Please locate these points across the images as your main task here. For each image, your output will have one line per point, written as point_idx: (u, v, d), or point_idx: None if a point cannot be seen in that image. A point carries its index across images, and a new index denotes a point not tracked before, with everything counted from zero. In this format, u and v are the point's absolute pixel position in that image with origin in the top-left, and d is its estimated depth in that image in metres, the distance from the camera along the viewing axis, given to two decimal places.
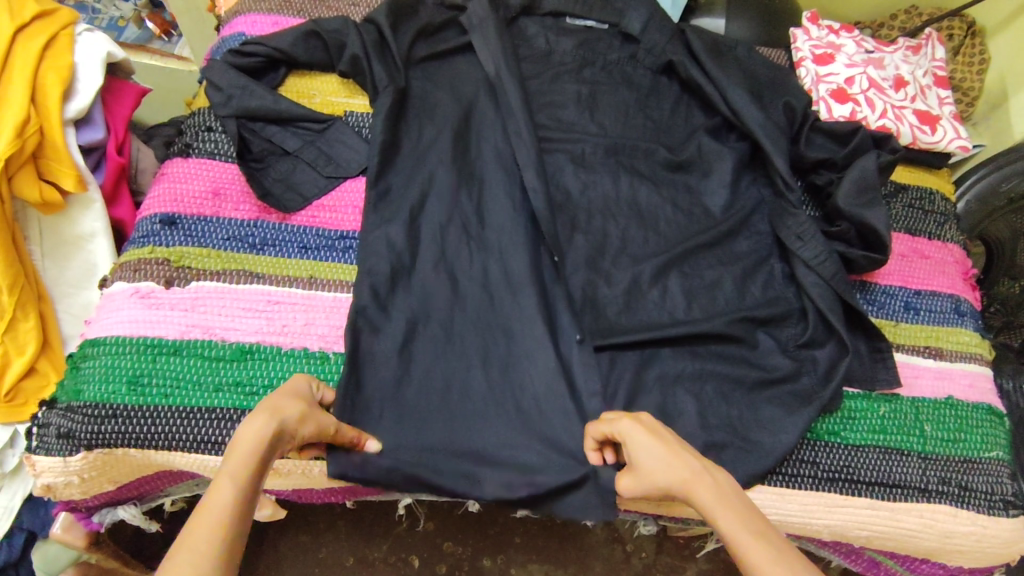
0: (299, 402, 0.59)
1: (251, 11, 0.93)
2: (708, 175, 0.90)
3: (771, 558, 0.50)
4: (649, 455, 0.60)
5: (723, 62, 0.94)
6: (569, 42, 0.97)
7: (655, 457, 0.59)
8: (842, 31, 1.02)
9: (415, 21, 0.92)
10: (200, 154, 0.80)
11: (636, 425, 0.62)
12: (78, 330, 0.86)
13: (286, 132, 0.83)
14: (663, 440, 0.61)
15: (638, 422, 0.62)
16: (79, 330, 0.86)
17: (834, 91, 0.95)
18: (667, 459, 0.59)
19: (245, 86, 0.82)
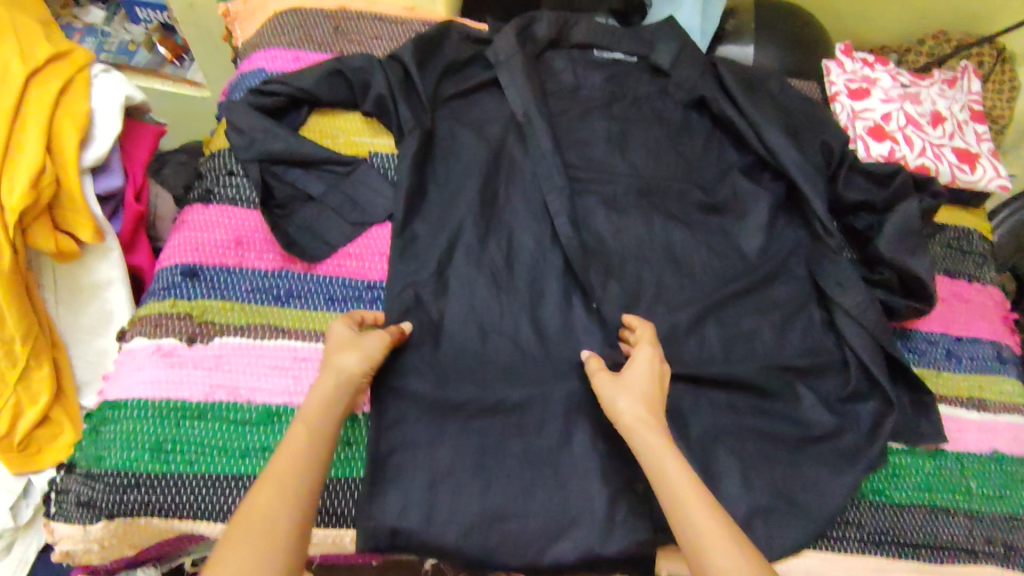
0: (349, 348, 0.63)
1: (270, 46, 0.91)
2: (744, 217, 0.87)
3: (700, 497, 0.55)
4: (640, 386, 0.64)
5: (756, 99, 0.92)
6: (597, 77, 0.95)
7: (648, 393, 0.64)
8: (878, 64, 0.98)
9: (441, 58, 0.90)
10: (222, 201, 0.77)
11: (650, 361, 0.66)
12: (95, 377, 0.84)
13: (309, 176, 0.80)
14: (658, 384, 0.65)
15: (650, 359, 0.67)
16: (95, 376, 0.84)
17: (871, 128, 0.92)
18: (650, 396, 0.64)
19: (268, 129, 0.79)
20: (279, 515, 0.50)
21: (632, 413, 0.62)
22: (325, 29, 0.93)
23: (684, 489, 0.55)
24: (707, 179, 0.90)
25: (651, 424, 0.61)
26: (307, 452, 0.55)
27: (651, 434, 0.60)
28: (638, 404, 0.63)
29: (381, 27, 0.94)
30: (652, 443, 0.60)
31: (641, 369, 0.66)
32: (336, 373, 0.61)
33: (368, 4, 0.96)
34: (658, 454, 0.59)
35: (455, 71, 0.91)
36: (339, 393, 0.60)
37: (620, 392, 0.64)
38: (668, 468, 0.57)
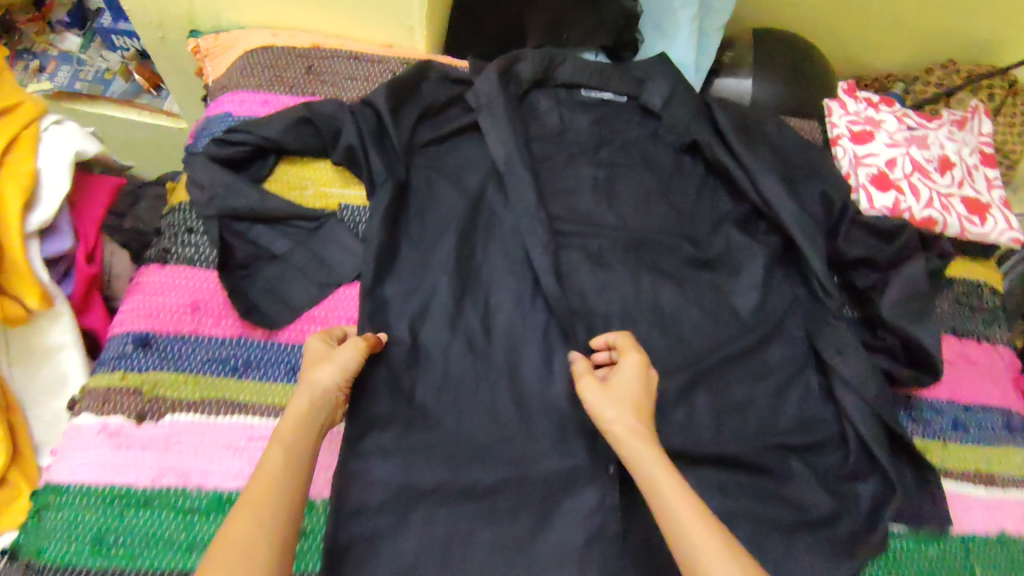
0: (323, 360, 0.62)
1: (239, 89, 0.86)
2: (737, 273, 0.82)
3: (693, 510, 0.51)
4: (631, 395, 0.61)
5: (752, 144, 0.87)
6: (583, 120, 0.90)
7: (638, 402, 0.61)
8: (882, 105, 0.93)
9: (418, 102, 0.86)
10: (179, 261, 0.73)
11: (639, 366, 0.63)
12: (53, 439, 0.77)
13: (273, 232, 0.75)
14: (646, 391, 0.62)
15: (637, 364, 0.64)
16: (53, 439, 0.77)
17: (875, 176, 0.87)
18: (641, 404, 0.61)
19: (229, 184, 0.74)
20: (261, 533, 0.48)
21: (625, 424, 0.59)
22: (297, 69, 0.88)
23: (680, 498, 0.52)
24: (699, 231, 0.85)
25: (646, 434, 0.58)
26: (284, 466, 0.53)
27: (642, 444, 0.57)
28: (628, 414, 0.59)
29: (356, 67, 0.89)
30: (642, 454, 0.56)
31: (630, 377, 0.63)
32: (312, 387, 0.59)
33: (344, 42, 0.91)
34: (649, 464, 0.55)
35: (432, 115, 0.87)
36: (317, 409, 0.58)
37: (607, 400, 0.61)
38: (660, 477, 0.54)
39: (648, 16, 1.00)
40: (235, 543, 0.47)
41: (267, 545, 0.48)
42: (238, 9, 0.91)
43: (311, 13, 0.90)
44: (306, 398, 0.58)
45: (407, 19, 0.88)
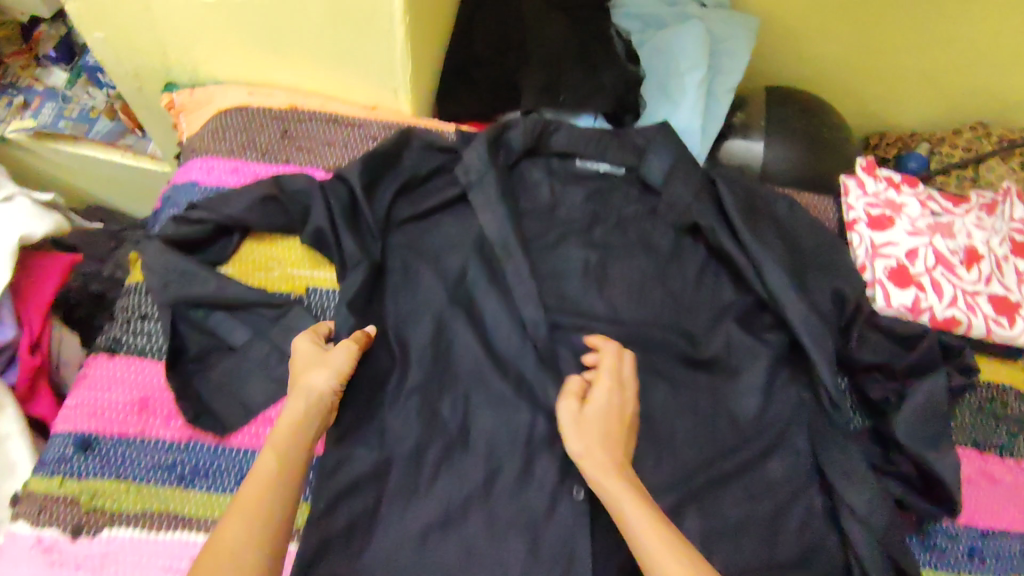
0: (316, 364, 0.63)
1: (209, 154, 0.81)
2: (737, 376, 0.75)
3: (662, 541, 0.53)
4: (600, 427, 0.62)
5: (759, 227, 0.80)
6: (576, 194, 0.84)
7: (608, 432, 0.62)
8: (903, 186, 0.85)
9: (399, 174, 0.81)
10: (130, 351, 0.69)
11: (608, 398, 0.64)
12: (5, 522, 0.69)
13: (232, 321, 0.70)
14: (615, 420, 0.63)
15: (607, 394, 0.64)
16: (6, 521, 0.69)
17: (894, 270, 0.79)
18: (613, 432, 0.62)
19: (185, 271, 0.70)
20: (248, 534, 0.50)
21: (597, 454, 0.60)
22: (272, 133, 0.83)
23: (649, 527, 0.54)
24: (697, 325, 0.78)
25: (622, 467, 0.60)
26: (279, 469, 0.54)
27: (613, 473, 0.58)
28: (594, 447, 0.60)
29: (336, 132, 0.84)
30: (614, 485, 0.58)
31: (602, 404, 0.64)
32: (307, 395, 0.60)
33: (324, 103, 0.86)
34: (617, 498, 0.57)
35: (413, 188, 0.81)
36: (314, 414, 0.59)
37: (576, 434, 0.62)
38: (626, 508, 0.56)
39: (652, 79, 0.91)
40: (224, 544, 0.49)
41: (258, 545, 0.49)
42: (213, 65, 0.86)
43: (289, 72, 0.84)
44: (302, 404, 0.59)
45: (390, 81, 0.82)
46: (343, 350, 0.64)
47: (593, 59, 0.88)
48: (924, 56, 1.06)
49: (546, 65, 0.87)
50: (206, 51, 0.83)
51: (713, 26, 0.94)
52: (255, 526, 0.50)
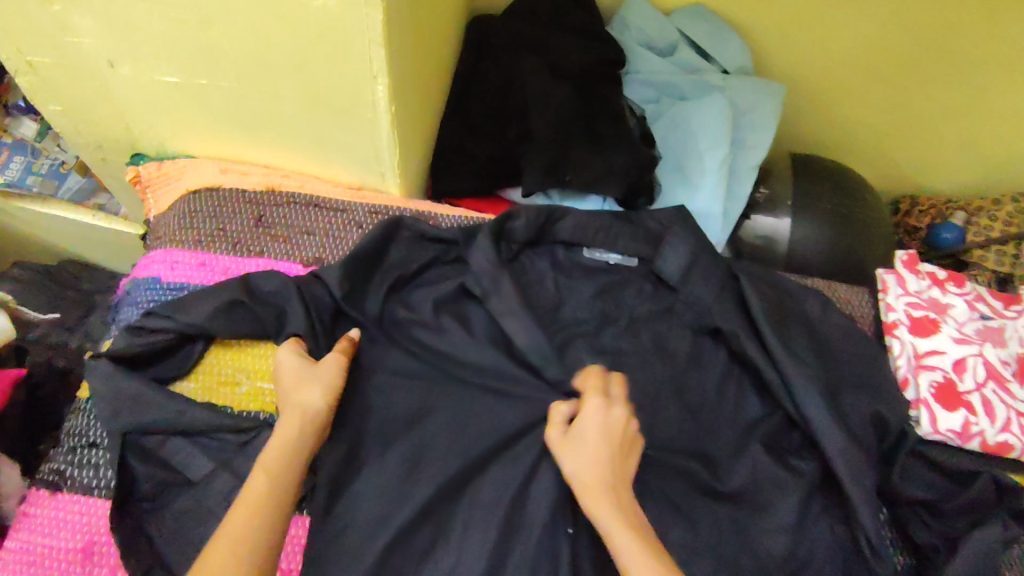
0: (305, 380, 0.60)
1: (174, 245, 0.73)
2: (764, 511, 0.66)
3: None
4: (591, 448, 0.57)
5: (788, 333, 0.71)
6: (583, 291, 0.75)
7: (602, 454, 0.56)
8: (948, 284, 0.78)
9: (385, 274, 0.72)
10: (74, 488, 0.62)
11: (604, 415, 0.59)
12: None
13: (190, 450, 0.62)
14: (616, 438, 0.58)
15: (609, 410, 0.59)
16: None
17: (940, 386, 0.70)
18: (609, 453, 0.57)
19: (138, 395, 0.62)
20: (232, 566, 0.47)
21: (593, 477, 0.55)
22: (244, 220, 0.74)
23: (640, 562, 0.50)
24: (718, 448, 0.69)
25: (617, 493, 0.55)
26: (269, 493, 0.52)
27: (604, 502, 0.54)
28: (594, 468, 0.56)
29: (315, 219, 0.75)
30: (605, 515, 0.53)
31: (593, 426, 0.58)
32: (299, 414, 0.58)
33: (304, 183, 0.77)
34: (610, 525, 0.52)
35: (403, 285, 0.73)
36: (306, 433, 0.57)
37: (569, 460, 0.57)
38: (619, 539, 0.51)
39: (668, 159, 0.84)
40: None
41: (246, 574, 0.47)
42: (182, 139, 0.77)
43: (265, 150, 0.76)
44: (295, 423, 0.57)
45: (376, 165, 0.74)
46: (332, 363, 0.62)
47: (601, 137, 0.80)
48: (961, 123, 0.98)
49: (551, 141, 0.77)
50: (172, 126, 0.75)
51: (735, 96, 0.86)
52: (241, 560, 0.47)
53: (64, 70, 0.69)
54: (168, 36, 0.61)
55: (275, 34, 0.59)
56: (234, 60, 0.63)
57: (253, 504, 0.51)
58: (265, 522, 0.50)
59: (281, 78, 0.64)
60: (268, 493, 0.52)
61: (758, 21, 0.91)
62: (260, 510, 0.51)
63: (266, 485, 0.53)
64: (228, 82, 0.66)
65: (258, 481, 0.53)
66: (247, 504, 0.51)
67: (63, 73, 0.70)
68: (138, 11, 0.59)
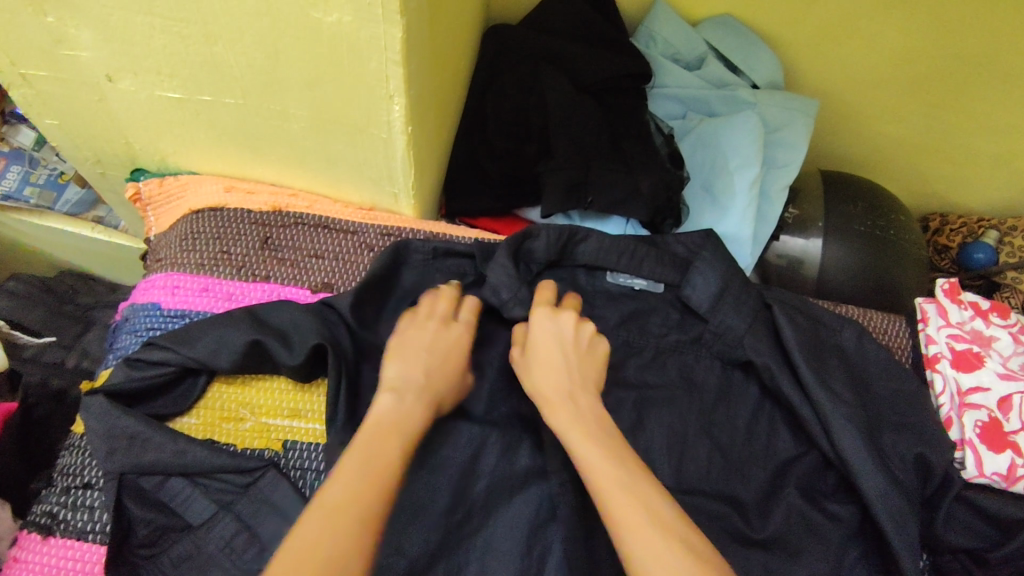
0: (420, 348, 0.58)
1: (175, 269, 0.70)
2: (800, 559, 0.61)
3: (617, 474, 0.49)
4: (544, 356, 0.59)
5: (824, 366, 0.67)
6: (607, 318, 0.71)
7: (555, 359, 0.58)
8: (992, 315, 0.73)
9: (399, 300, 0.68)
10: (67, 532, 0.58)
11: (549, 320, 0.61)
12: None
13: (190, 492, 0.58)
14: (565, 342, 0.60)
15: (553, 314, 0.61)
16: None
17: (985, 426, 0.66)
18: (558, 357, 0.58)
19: (138, 434, 0.58)
20: (369, 511, 0.45)
21: (550, 385, 0.57)
22: (250, 242, 0.70)
23: (598, 459, 0.50)
24: (749, 491, 0.64)
25: (572, 397, 0.56)
26: (374, 442, 0.50)
27: (559, 406, 0.55)
28: (547, 371, 0.57)
29: (324, 241, 0.71)
30: (560, 420, 0.54)
31: (543, 335, 0.60)
32: (413, 384, 0.55)
33: (311, 203, 0.73)
34: (565, 425, 0.53)
35: None
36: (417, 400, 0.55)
37: (526, 371, 0.59)
38: (577, 442, 0.52)
39: (696, 178, 0.80)
40: (338, 505, 0.45)
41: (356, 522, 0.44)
42: (185, 155, 0.73)
43: (271, 168, 0.72)
44: (410, 393, 0.55)
45: (389, 185, 0.70)
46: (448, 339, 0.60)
47: (626, 155, 0.75)
48: (999, 139, 0.93)
49: (575, 159, 0.73)
50: (174, 141, 0.71)
51: (767, 111, 0.81)
52: (375, 499, 0.46)
53: (60, 83, 0.65)
54: (169, 49, 0.58)
55: (284, 49, 0.55)
56: (239, 75, 0.59)
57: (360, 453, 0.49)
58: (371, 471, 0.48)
59: (289, 95, 0.60)
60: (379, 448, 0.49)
61: (788, 32, 0.87)
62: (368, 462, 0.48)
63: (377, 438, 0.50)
64: (232, 99, 0.62)
65: (367, 438, 0.50)
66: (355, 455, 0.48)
67: (61, 87, 0.66)
68: (140, 25, 0.56)
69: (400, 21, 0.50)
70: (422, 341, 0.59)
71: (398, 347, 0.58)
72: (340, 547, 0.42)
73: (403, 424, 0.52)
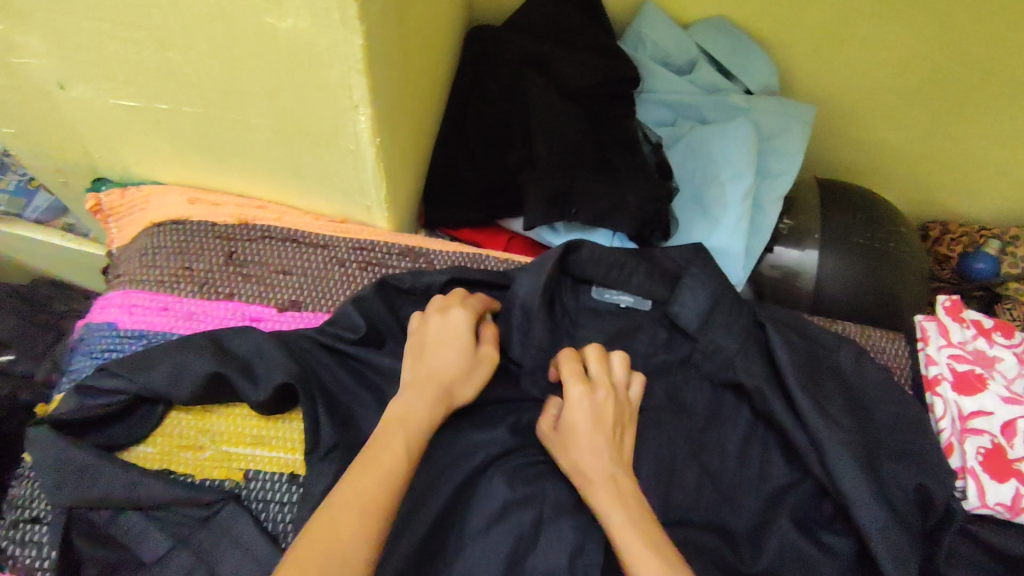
0: (418, 348, 0.56)
1: (135, 287, 0.66)
2: None
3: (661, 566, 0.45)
4: (582, 439, 0.55)
5: (820, 390, 0.64)
6: (593, 338, 0.68)
7: (593, 440, 0.54)
8: (996, 334, 0.71)
9: None
10: (15, 569, 0.55)
11: (584, 396, 0.56)
12: None
13: (145, 526, 0.55)
14: (601, 419, 0.55)
15: (586, 390, 0.57)
16: None
17: (987, 453, 0.62)
18: (599, 437, 0.54)
19: (88, 466, 0.55)
20: (373, 497, 0.44)
21: (590, 466, 0.53)
22: (213, 257, 0.67)
23: (643, 553, 0.47)
24: (740, 522, 0.61)
25: (614, 480, 0.52)
26: (386, 435, 0.49)
27: (605, 492, 0.51)
28: (586, 457, 0.54)
29: (293, 256, 0.68)
30: (606, 507, 0.50)
31: (579, 415, 0.56)
32: (411, 382, 0.54)
33: (280, 215, 0.70)
34: (610, 518, 0.50)
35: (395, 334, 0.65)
36: (414, 391, 0.52)
37: (565, 456, 0.55)
38: (625, 533, 0.48)
39: (686, 188, 0.77)
40: (344, 498, 0.44)
41: (365, 509, 0.43)
42: (147, 165, 0.70)
43: (237, 180, 0.68)
44: (409, 391, 0.53)
45: (362, 198, 0.66)
46: (445, 325, 0.57)
47: (612, 164, 0.72)
48: (1001, 147, 0.90)
49: (558, 169, 0.69)
50: (136, 151, 0.67)
51: (761, 118, 0.78)
52: (380, 488, 0.45)
53: (10, 91, 0.61)
54: (121, 57, 0.54)
55: (239, 56, 0.51)
56: (196, 84, 0.55)
57: (372, 445, 0.48)
58: (381, 458, 0.47)
59: (250, 105, 0.56)
60: (384, 438, 0.49)
61: (783, 35, 0.83)
62: (375, 450, 0.47)
63: (385, 432, 0.49)
64: (190, 108, 0.58)
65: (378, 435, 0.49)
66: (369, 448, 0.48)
67: (11, 95, 0.62)
68: (87, 30, 0.52)
69: (360, 28, 0.46)
70: (426, 339, 0.57)
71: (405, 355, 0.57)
72: (336, 533, 0.41)
73: (406, 414, 0.50)
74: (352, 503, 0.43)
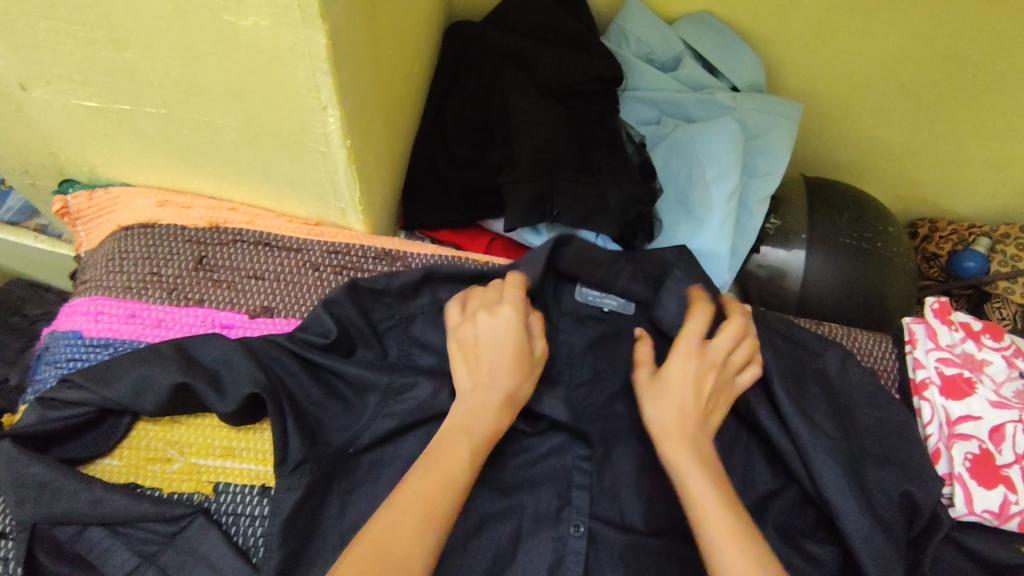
0: (468, 355, 0.54)
1: (101, 293, 0.64)
2: None
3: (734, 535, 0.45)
4: (675, 395, 0.53)
5: (805, 395, 0.62)
6: (574, 344, 0.66)
7: (686, 403, 0.53)
8: (984, 337, 0.69)
9: None
10: None
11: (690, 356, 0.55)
12: None
13: (110, 543, 0.53)
14: (704, 385, 0.54)
15: (696, 350, 0.55)
16: None
17: (976, 459, 0.61)
18: (695, 405, 0.53)
19: (48, 481, 0.53)
20: (438, 506, 0.45)
21: (672, 426, 0.52)
22: (182, 262, 0.65)
23: (717, 517, 0.46)
24: None
25: (696, 443, 0.51)
26: (448, 441, 0.49)
27: (688, 458, 0.50)
28: (672, 414, 0.53)
29: (265, 261, 0.66)
30: (684, 463, 0.50)
31: (681, 373, 0.54)
32: (469, 395, 0.52)
33: (252, 218, 0.68)
34: (687, 476, 0.49)
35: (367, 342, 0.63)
36: (472, 406, 0.51)
37: (650, 401, 0.54)
38: (698, 495, 0.48)
39: (671, 188, 0.75)
40: (406, 503, 0.44)
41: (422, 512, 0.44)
42: (114, 166, 0.67)
43: (208, 182, 0.66)
44: (467, 402, 0.52)
45: (335, 200, 0.64)
46: (494, 325, 0.54)
47: (594, 164, 0.70)
48: (990, 144, 0.88)
49: (539, 169, 0.67)
50: (101, 152, 0.65)
51: (747, 116, 0.76)
52: (442, 498, 0.45)
53: None
54: (80, 56, 0.51)
55: (201, 55, 0.49)
56: (160, 84, 0.53)
57: (436, 451, 0.48)
58: (438, 464, 0.47)
59: (216, 105, 0.54)
60: (448, 445, 0.49)
61: (771, 31, 0.81)
62: (439, 454, 0.48)
63: (449, 441, 0.49)
64: (155, 108, 0.56)
65: (443, 441, 0.49)
66: (430, 454, 0.48)
67: None
68: (42, 30, 0.49)
69: (323, 27, 0.44)
70: (474, 347, 0.54)
71: (456, 354, 0.55)
72: (390, 543, 0.42)
73: (463, 426, 0.50)
74: (415, 508, 0.44)
